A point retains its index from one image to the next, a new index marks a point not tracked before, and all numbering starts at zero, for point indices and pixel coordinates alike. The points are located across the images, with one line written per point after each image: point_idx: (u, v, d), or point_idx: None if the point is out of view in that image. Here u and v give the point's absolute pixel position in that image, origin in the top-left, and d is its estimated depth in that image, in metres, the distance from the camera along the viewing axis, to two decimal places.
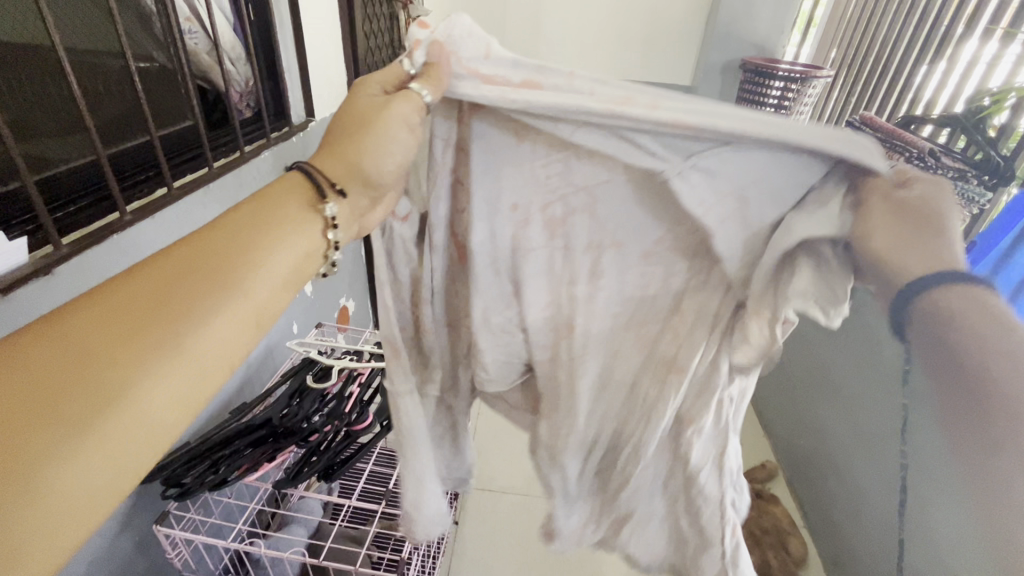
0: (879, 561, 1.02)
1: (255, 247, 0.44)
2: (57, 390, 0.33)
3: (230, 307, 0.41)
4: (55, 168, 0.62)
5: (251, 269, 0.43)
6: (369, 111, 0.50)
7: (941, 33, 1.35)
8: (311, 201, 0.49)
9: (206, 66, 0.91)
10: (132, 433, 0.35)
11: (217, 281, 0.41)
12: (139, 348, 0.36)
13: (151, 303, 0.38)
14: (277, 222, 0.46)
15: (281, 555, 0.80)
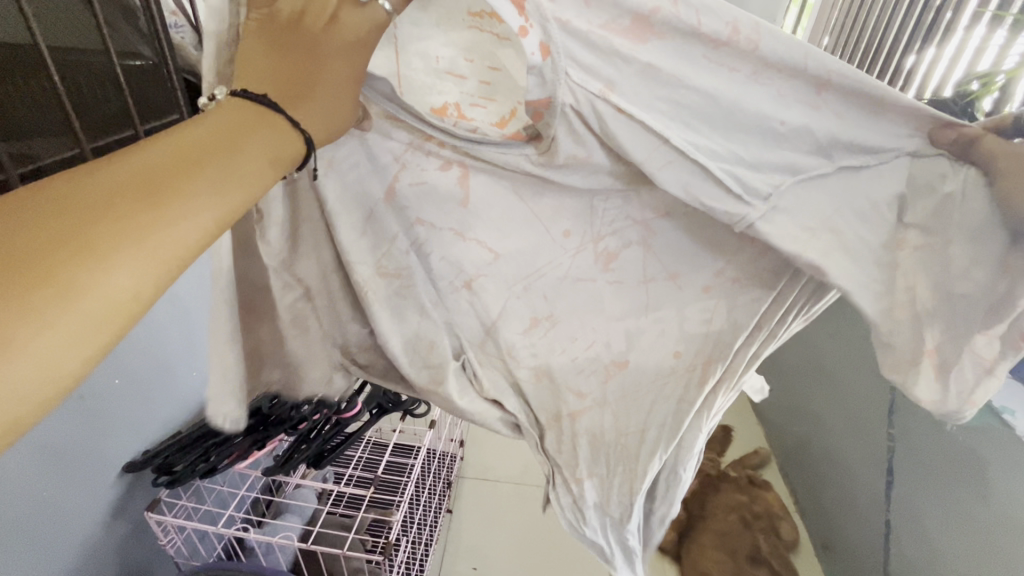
0: (866, 543, 1.04)
1: (253, 131, 0.34)
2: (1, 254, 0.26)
3: (219, 196, 0.32)
4: (41, 161, 0.63)
5: (220, 159, 0.32)
6: (343, 71, 0.38)
7: (931, 18, 1.34)
8: (280, 121, 0.35)
9: (192, 59, 0.92)
10: (52, 345, 0.26)
11: (165, 171, 0.30)
12: (106, 225, 0.28)
13: (135, 176, 0.30)
14: (243, 125, 0.34)
15: (271, 540, 0.81)
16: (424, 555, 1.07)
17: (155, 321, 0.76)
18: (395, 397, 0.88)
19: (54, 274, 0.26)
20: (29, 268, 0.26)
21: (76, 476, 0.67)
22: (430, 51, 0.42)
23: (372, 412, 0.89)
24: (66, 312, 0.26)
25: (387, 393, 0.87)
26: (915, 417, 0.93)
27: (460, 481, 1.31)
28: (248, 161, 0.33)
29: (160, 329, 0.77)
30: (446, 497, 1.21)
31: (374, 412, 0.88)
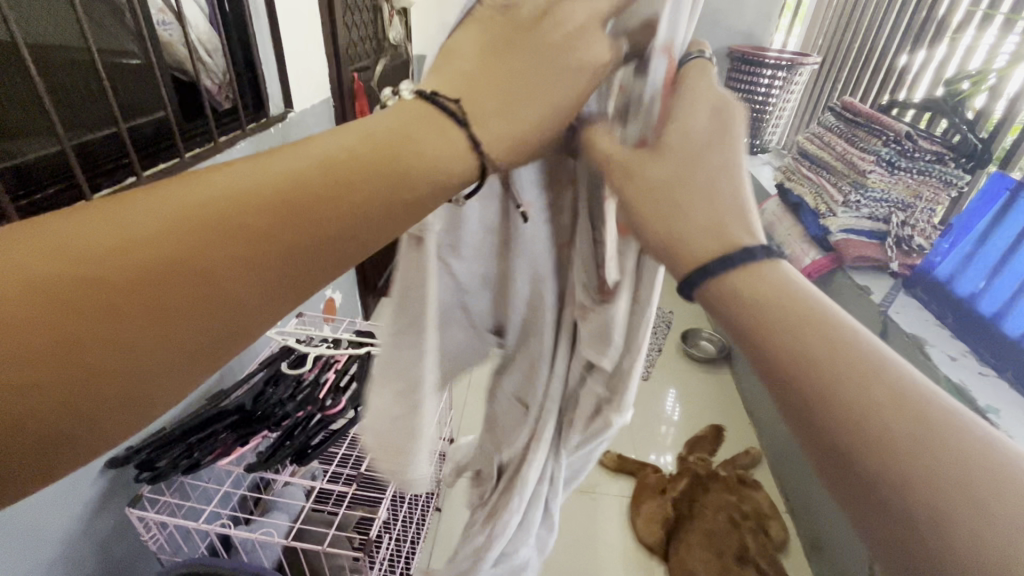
0: (853, 542, 1.03)
1: (412, 154, 0.31)
2: (160, 266, 0.26)
3: (366, 225, 0.30)
4: (22, 157, 0.63)
5: (377, 185, 0.30)
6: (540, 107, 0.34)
7: (922, 17, 1.35)
8: (457, 140, 0.32)
9: (180, 57, 0.93)
10: (191, 354, 0.27)
11: (324, 191, 0.29)
12: (262, 249, 0.27)
13: (294, 192, 0.28)
14: (418, 142, 0.31)
15: (252, 536, 0.81)
16: (410, 553, 1.07)
17: None
18: None
19: (197, 292, 0.26)
20: (178, 282, 0.26)
21: None
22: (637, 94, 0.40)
23: (355, 410, 0.89)
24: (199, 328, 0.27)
25: None
26: None
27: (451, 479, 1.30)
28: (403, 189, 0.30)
29: None
30: (434, 495, 1.20)
31: (358, 410, 0.89)
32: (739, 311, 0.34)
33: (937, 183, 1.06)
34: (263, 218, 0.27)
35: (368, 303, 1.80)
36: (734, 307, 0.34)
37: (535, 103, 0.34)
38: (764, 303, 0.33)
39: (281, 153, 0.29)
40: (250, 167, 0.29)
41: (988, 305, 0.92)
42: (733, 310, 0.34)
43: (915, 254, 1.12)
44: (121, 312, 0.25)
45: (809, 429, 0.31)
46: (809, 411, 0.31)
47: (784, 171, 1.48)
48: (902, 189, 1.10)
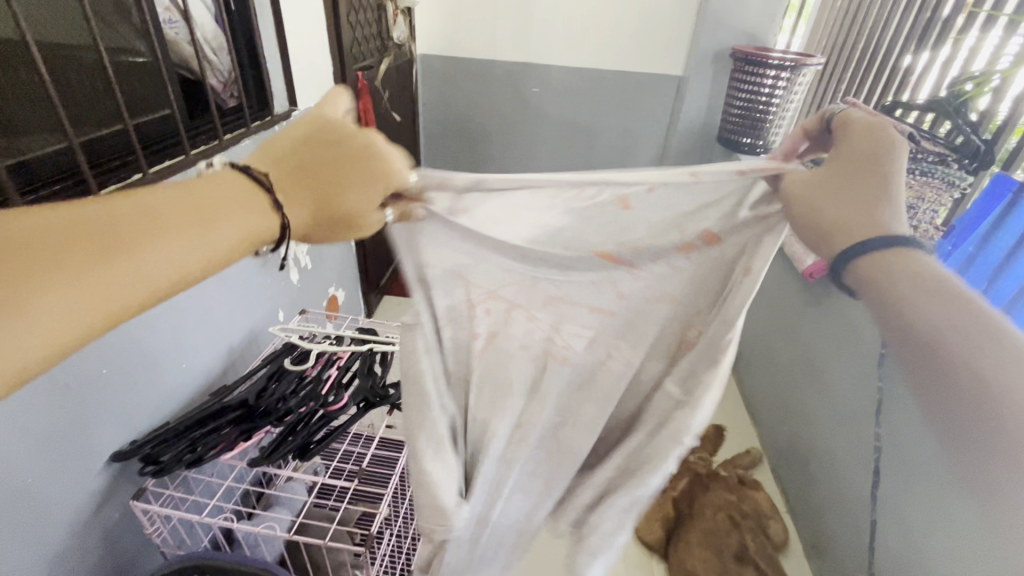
0: (853, 541, 1.04)
1: (246, 197, 0.46)
2: (68, 244, 0.37)
3: (223, 231, 0.45)
4: (29, 153, 0.64)
5: (226, 205, 0.45)
6: (355, 188, 0.49)
7: (926, 18, 1.35)
8: (262, 199, 0.47)
9: (186, 56, 0.94)
10: (82, 304, 0.37)
11: (187, 208, 0.43)
12: (145, 233, 0.41)
13: (165, 208, 0.43)
14: (227, 197, 0.46)
15: (254, 530, 0.81)
16: (411, 550, 1.07)
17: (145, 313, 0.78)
18: (382, 390, 0.89)
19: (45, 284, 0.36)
20: (35, 258, 0.36)
21: (61, 461, 0.68)
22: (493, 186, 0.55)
23: (358, 406, 0.90)
24: (45, 307, 0.36)
25: (374, 387, 0.89)
26: (904, 416, 0.92)
27: None
28: (241, 212, 0.46)
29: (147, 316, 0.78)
30: None
31: (361, 407, 0.89)
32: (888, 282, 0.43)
33: (940, 184, 1.07)
34: (146, 219, 0.41)
35: (370, 301, 1.81)
36: (884, 280, 0.43)
37: (350, 186, 0.49)
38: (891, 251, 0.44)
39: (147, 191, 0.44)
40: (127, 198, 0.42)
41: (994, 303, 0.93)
42: (874, 283, 0.44)
43: None
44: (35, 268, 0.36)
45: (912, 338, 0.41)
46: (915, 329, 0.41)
47: None
48: (905, 190, 1.08)
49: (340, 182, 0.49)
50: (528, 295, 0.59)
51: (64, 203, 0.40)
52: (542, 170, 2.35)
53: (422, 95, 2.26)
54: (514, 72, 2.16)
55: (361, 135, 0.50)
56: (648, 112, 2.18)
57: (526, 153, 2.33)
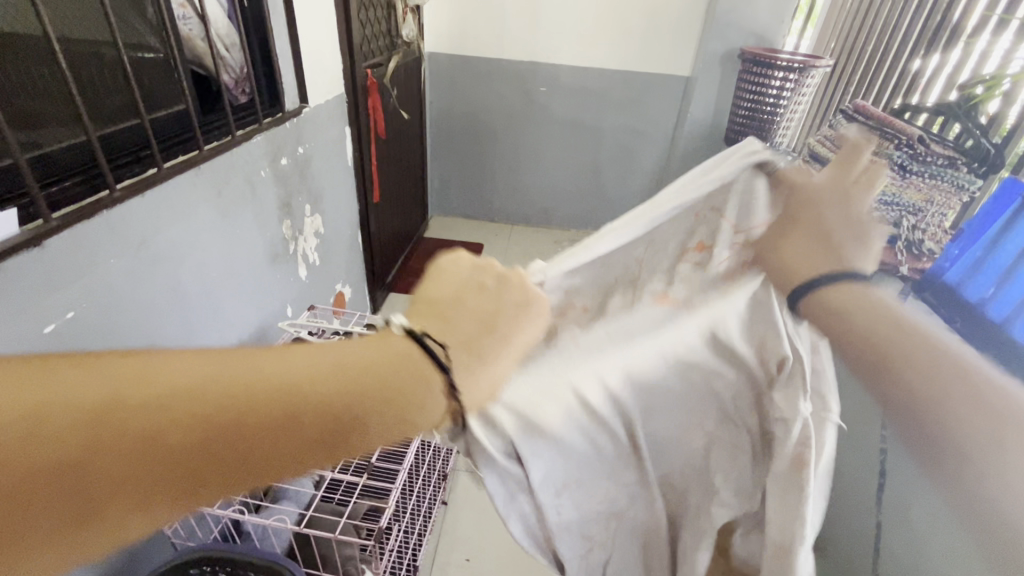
0: (857, 544, 1.04)
1: (414, 379, 0.36)
2: (193, 426, 0.30)
3: (373, 432, 0.35)
4: (47, 147, 0.66)
5: (392, 392, 0.35)
6: (514, 337, 0.43)
7: (937, 22, 1.36)
8: (430, 373, 0.37)
9: (200, 51, 0.94)
10: (174, 498, 0.31)
11: (345, 398, 0.34)
12: (287, 427, 0.32)
13: (321, 391, 0.33)
14: (393, 384, 0.36)
15: (264, 522, 0.82)
16: (417, 546, 1.08)
17: (158, 307, 0.79)
18: None
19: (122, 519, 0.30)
20: (132, 444, 0.29)
21: None
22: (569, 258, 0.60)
23: None
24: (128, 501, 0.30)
25: None
26: None
27: (456, 475, 1.32)
28: (405, 407, 0.36)
29: (160, 311, 0.79)
30: (440, 489, 1.22)
31: None
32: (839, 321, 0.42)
33: (949, 189, 1.05)
34: (296, 405, 0.32)
35: (376, 298, 1.82)
36: (838, 317, 0.42)
37: (501, 341, 0.42)
38: (850, 313, 0.42)
39: (310, 356, 0.35)
40: (284, 362, 0.34)
41: (996, 311, 0.92)
42: (830, 321, 0.43)
43: (925, 259, 1.08)
44: (143, 453, 0.30)
45: (906, 418, 0.38)
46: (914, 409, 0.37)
47: None
48: (913, 194, 1.06)
49: (499, 322, 0.43)
50: (589, 339, 0.59)
51: (215, 351, 0.33)
52: (549, 168, 2.36)
53: (430, 92, 2.26)
54: (522, 71, 2.16)
55: (511, 277, 0.46)
56: (655, 111, 2.18)
57: (533, 152, 2.33)
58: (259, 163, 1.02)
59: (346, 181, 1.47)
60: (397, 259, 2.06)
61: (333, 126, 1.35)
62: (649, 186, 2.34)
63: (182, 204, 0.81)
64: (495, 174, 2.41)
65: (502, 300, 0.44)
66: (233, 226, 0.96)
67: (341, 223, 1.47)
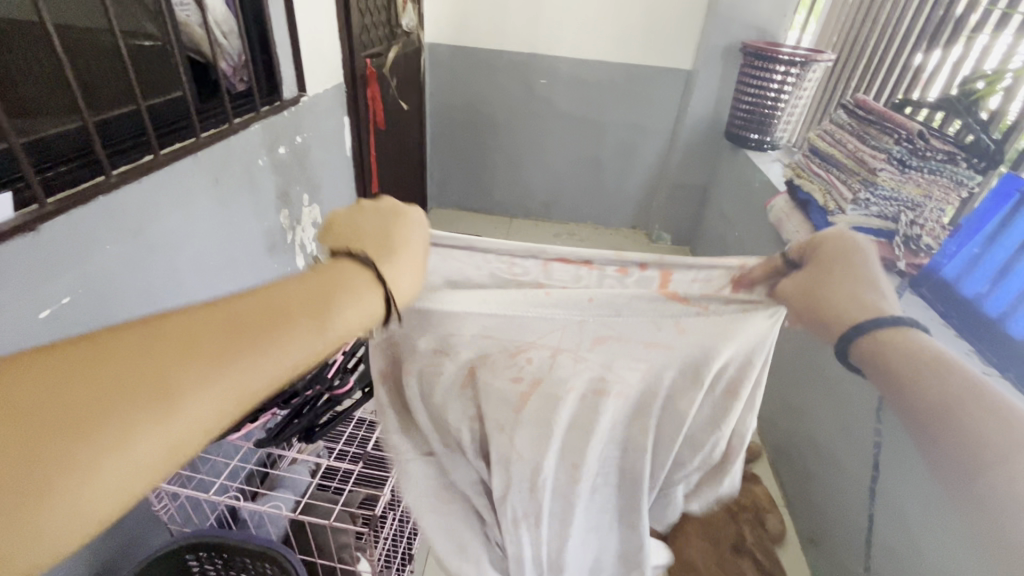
0: (850, 536, 1.05)
1: (340, 294, 0.44)
2: (140, 377, 0.34)
3: (307, 343, 0.41)
4: (43, 131, 0.65)
5: (326, 310, 0.43)
6: (415, 258, 0.50)
7: (939, 16, 1.35)
8: (359, 284, 0.45)
9: (198, 38, 0.93)
10: (145, 448, 0.33)
11: (279, 318, 0.41)
12: (247, 347, 0.38)
13: (258, 321, 0.40)
14: (330, 298, 0.43)
15: (261, 509, 0.83)
16: (412, 535, 1.08)
17: (156, 295, 0.79)
18: None
19: (113, 397, 0.33)
20: (85, 410, 0.32)
21: None
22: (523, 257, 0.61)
23: (364, 391, 0.90)
24: (97, 465, 0.31)
25: None
26: None
27: None
28: (342, 316, 0.44)
29: (157, 298, 0.79)
30: None
31: (367, 391, 0.89)
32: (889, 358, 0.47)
33: (948, 184, 1.06)
34: (242, 331, 0.39)
35: None
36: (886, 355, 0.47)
37: (412, 264, 0.50)
38: (898, 353, 0.47)
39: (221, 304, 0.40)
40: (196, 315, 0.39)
41: (994, 306, 0.92)
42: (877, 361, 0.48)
43: (922, 254, 1.09)
44: (94, 406, 0.32)
45: (957, 475, 0.43)
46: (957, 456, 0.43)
47: (793, 167, 1.48)
48: (912, 188, 1.09)
49: (403, 244, 0.50)
50: (575, 339, 0.61)
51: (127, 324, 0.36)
52: (549, 161, 2.35)
53: (431, 84, 2.25)
54: (524, 63, 2.15)
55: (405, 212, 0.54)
56: (656, 105, 2.17)
57: (533, 144, 2.33)
58: (257, 152, 1.02)
59: (345, 172, 1.47)
60: None
61: (332, 116, 1.34)
62: (649, 180, 2.34)
63: (179, 191, 0.81)
64: (495, 167, 2.40)
65: (398, 227, 0.51)
66: (231, 215, 0.96)
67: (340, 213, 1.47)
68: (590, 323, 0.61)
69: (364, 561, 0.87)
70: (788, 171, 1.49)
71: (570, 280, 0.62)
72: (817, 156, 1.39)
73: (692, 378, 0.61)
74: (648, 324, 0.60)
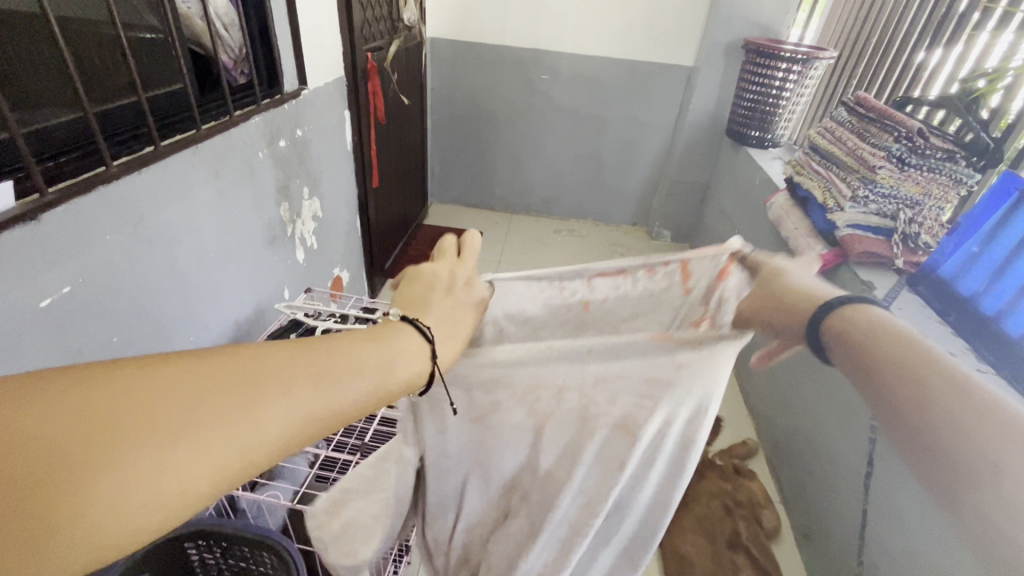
0: (843, 531, 1.06)
1: (399, 351, 0.44)
2: (206, 406, 0.32)
3: (365, 392, 0.40)
4: (44, 122, 0.65)
5: (389, 362, 0.42)
6: (465, 324, 0.55)
7: (942, 14, 1.35)
8: (415, 348, 0.45)
9: (198, 30, 0.93)
10: (184, 482, 0.31)
11: (348, 364, 0.39)
12: (316, 390, 0.37)
13: (328, 364, 0.38)
14: (391, 354, 0.43)
15: (260, 499, 0.83)
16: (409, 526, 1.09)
17: (156, 284, 0.79)
18: None
19: (189, 404, 0.32)
20: (150, 431, 0.30)
21: None
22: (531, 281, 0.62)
23: None
24: (142, 494, 0.29)
25: None
26: None
27: None
28: (402, 372, 0.43)
29: (156, 288, 0.79)
30: None
31: None
32: (865, 347, 0.41)
33: (948, 181, 1.06)
34: (316, 374, 0.37)
35: (375, 283, 1.83)
36: (860, 347, 0.41)
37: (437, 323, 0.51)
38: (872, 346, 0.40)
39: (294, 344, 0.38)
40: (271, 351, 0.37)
41: (990, 305, 0.92)
42: (856, 353, 0.41)
43: (921, 251, 1.11)
44: (159, 435, 0.30)
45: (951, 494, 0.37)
46: (958, 468, 0.36)
47: (793, 164, 1.48)
48: (911, 186, 1.10)
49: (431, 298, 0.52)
50: (579, 378, 0.58)
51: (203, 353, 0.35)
52: (550, 157, 2.35)
53: (432, 79, 2.24)
54: (525, 58, 2.15)
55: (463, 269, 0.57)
56: (658, 102, 2.16)
57: (534, 140, 2.32)
58: (257, 144, 1.02)
59: (345, 166, 1.47)
60: (397, 244, 2.06)
61: (333, 109, 1.34)
62: (649, 177, 2.34)
63: (178, 182, 0.81)
64: (496, 162, 2.41)
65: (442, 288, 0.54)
66: (231, 207, 0.96)
67: (339, 207, 1.47)
68: (592, 361, 0.57)
69: (361, 551, 0.88)
70: (788, 168, 1.50)
71: (612, 295, 0.59)
72: (817, 153, 1.39)
73: (701, 414, 0.54)
74: (644, 361, 0.55)
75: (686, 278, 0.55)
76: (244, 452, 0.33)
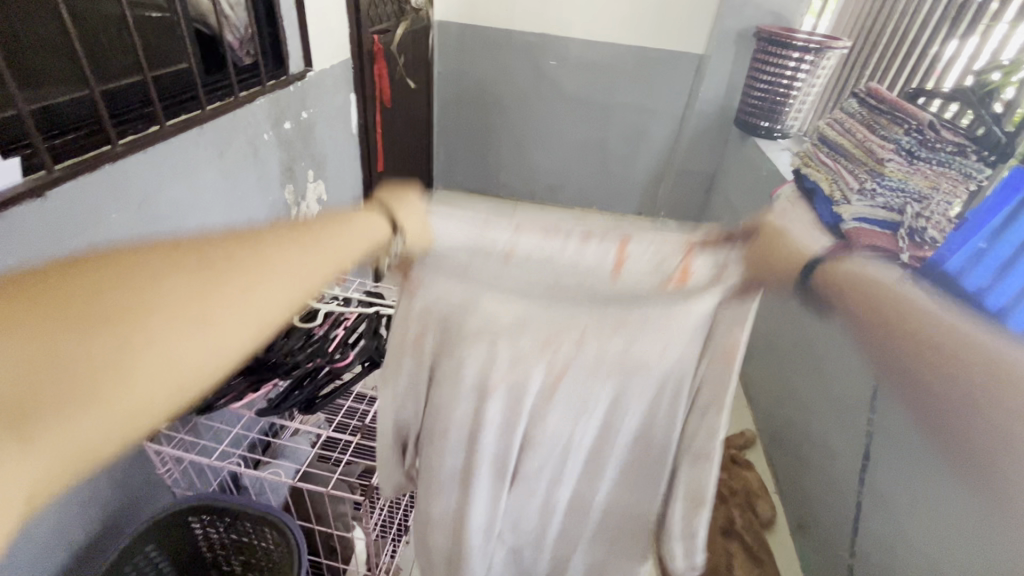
0: (836, 521, 1.07)
1: (343, 226, 0.47)
2: (155, 293, 0.37)
3: (313, 261, 0.43)
4: (53, 99, 0.66)
5: (332, 235, 0.45)
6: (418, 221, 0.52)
7: (959, 5, 1.32)
8: (361, 220, 0.48)
9: (203, 9, 0.93)
10: (154, 360, 0.35)
11: (286, 243, 0.43)
12: (255, 264, 0.41)
13: (265, 244, 0.43)
14: (333, 229, 0.46)
15: (263, 477, 0.85)
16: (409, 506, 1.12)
17: None
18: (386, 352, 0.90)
19: (141, 311, 0.36)
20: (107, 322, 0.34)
21: None
22: (452, 234, 0.53)
23: (363, 365, 0.92)
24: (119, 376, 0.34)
25: (379, 347, 0.91)
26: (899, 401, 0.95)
27: None
28: (347, 237, 0.46)
29: None
30: None
31: (367, 365, 0.91)
32: (853, 290, 0.59)
33: (957, 176, 1.04)
34: (247, 250, 0.41)
35: None
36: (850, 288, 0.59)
37: (414, 229, 0.51)
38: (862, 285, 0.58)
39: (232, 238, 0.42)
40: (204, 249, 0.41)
41: (993, 302, 0.90)
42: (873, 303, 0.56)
43: (927, 246, 1.06)
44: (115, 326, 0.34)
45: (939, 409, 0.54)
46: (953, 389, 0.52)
47: (801, 156, 1.47)
48: (919, 180, 1.10)
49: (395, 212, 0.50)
50: (601, 325, 0.59)
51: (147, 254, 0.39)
52: (557, 143, 2.34)
53: (438, 63, 2.23)
54: (533, 43, 2.12)
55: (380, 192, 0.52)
56: (667, 89, 2.14)
57: (541, 126, 2.31)
58: (262, 126, 1.02)
59: (350, 149, 1.47)
60: None
61: (338, 92, 1.34)
62: (655, 167, 2.33)
63: (183, 162, 0.82)
64: (503, 149, 2.40)
65: (392, 195, 0.51)
66: (235, 188, 0.96)
67: (344, 190, 1.48)
68: (610, 308, 0.57)
69: (360, 528, 0.90)
70: (796, 160, 1.49)
71: (536, 252, 0.54)
72: (826, 144, 1.38)
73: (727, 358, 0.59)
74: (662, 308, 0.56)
75: (620, 258, 0.54)
76: (193, 352, 0.37)
